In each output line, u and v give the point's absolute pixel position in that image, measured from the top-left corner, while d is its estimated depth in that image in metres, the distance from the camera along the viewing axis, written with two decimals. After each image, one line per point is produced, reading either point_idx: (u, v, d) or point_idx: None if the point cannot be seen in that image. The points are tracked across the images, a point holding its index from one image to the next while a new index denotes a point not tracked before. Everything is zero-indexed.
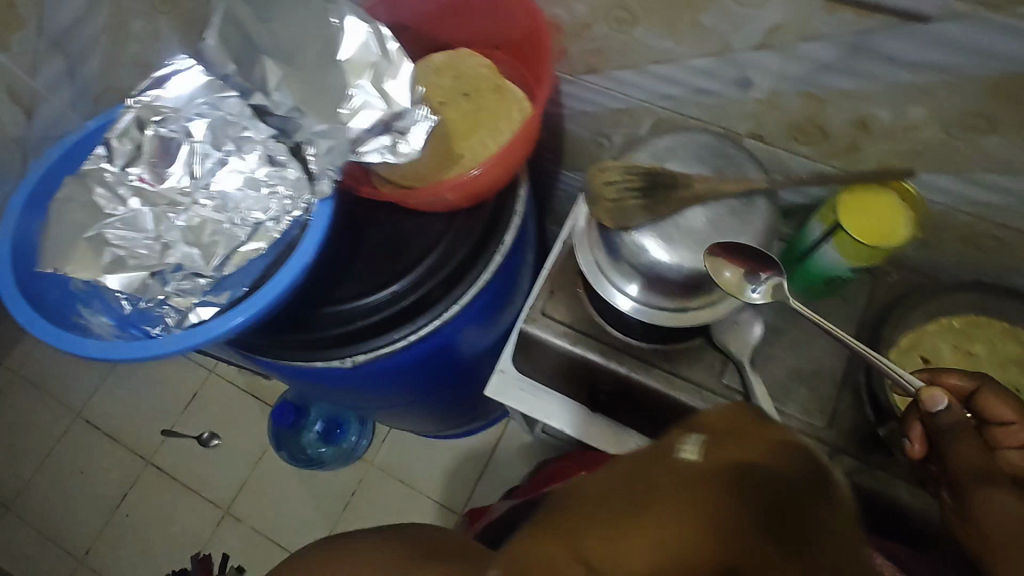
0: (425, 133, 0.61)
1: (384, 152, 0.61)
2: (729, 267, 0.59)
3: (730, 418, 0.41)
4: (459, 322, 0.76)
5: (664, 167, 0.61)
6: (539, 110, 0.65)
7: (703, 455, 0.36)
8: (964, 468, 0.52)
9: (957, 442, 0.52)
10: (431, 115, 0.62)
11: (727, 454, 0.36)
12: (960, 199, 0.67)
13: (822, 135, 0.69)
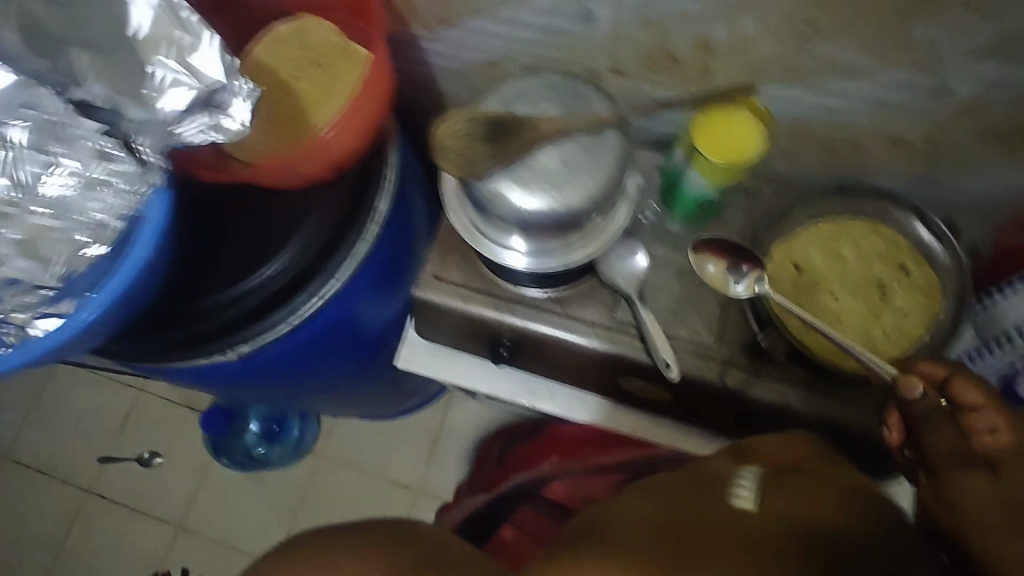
0: (247, 108, 0.57)
1: (207, 130, 0.58)
2: (711, 261, 0.72)
3: (805, 458, 0.59)
4: (346, 297, 0.75)
5: (510, 113, 0.60)
6: (377, 62, 0.66)
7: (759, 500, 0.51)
8: (942, 454, 0.49)
9: (931, 428, 0.51)
10: (253, 86, 0.58)
11: (792, 484, 0.53)
12: (810, 108, 0.69)
13: (672, 62, 0.69)
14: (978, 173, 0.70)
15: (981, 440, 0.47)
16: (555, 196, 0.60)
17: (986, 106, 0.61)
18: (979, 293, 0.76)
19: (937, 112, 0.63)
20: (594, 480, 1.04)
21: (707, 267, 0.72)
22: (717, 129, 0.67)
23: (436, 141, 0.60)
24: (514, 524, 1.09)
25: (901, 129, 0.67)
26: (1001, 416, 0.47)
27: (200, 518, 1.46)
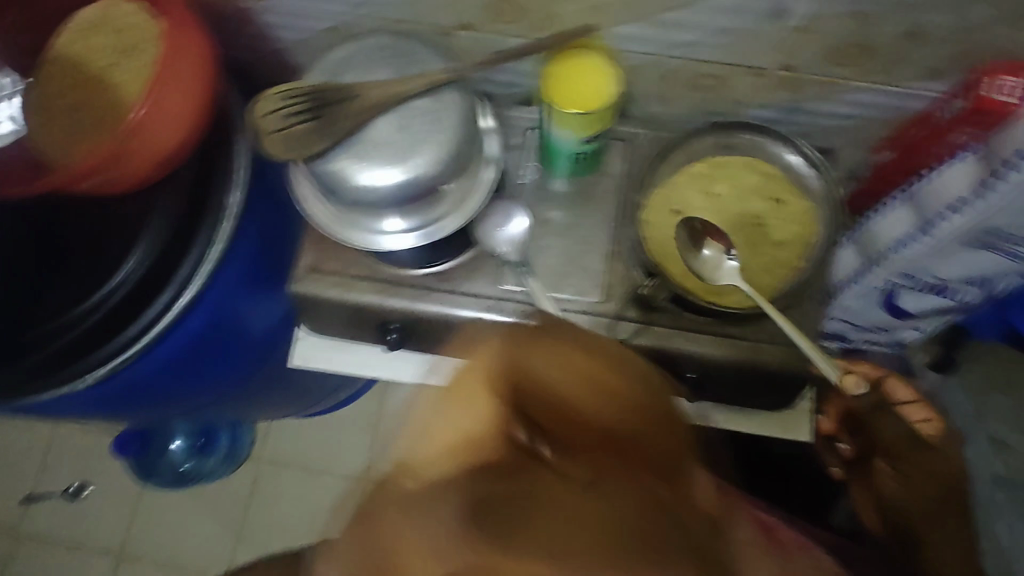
0: None
1: None
2: (708, 244, 0.71)
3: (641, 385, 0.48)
4: (211, 297, 0.71)
5: (335, 82, 0.55)
6: (176, 38, 0.59)
7: (607, 491, 0.38)
8: (894, 449, 0.64)
9: (881, 425, 0.65)
10: None
11: (599, 484, 0.39)
12: (665, 43, 0.66)
13: (517, 10, 0.65)
14: (839, 94, 0.69)
15: (918, 427, 0.68)
16: (396, 169, 0.55)
17: (827, 25, 0.59)
18: (866, 212, 0.78)
19: (775, 37, 0.61)
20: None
21: (702, 252, 0.71)
22: (570, 81, 0.63)
23: (257, 122, 0.56)
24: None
25: (755, 57, 0.65)
26: (930, 410, 0.68)
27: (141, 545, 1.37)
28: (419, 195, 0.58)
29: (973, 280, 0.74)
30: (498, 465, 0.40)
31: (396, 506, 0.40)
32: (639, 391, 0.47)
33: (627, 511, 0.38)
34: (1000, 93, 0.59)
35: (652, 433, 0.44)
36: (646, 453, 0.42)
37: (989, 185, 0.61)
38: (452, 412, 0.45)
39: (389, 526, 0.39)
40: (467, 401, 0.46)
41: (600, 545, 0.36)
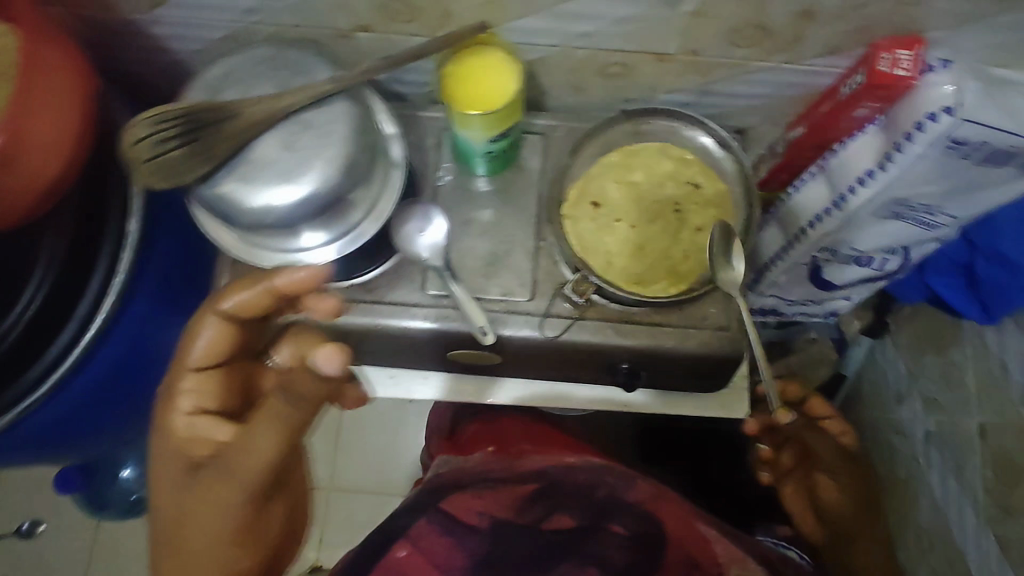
0: None
1: None
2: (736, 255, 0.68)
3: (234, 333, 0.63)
4: (123, 327, 0.69)
5: (213, 100, 0.52)
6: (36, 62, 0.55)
7: (219, 480, 0.60)
8: (826, 458, 0.74)
9: (813, 437, 0.75)
10: None
11: (217, 480, 0.60)
12: (566, 34, 0.64)
13: (411, 9, 0.63)
14: (746, 74, 0.69)
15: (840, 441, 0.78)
16: (287, 187, 0.53)
17: (721, 8, 0.59)
18: (786, 189, 0.79)
19: (671, 21, 0.60)
20: (497, 494, 0.73)
21: (734, 263, 0.68)
22: (467, 81, 0.62)
23: (126, 152, 0.50)
24: (408, 537, 0.69)
25: (657, 43, 0.65)
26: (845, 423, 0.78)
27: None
28: (317, 212, 0.55)
29: (891, 249, 0.75)
30: (194, 433, 0.63)
31: (194, 392, 0.63)
32: (271, 434, 0.58)
33: (217, 506, 0.60)
34: (895, 67, 0.60)
35: (274, 436, 0.58)
36: (232, 471, 0.60)
37: (896, 153, 0.63)
38: (204, 328, 0.62)
39: (177, 408, 0.63)
40: (209, 339, 0.62)
41: (193, 490, 0.61)
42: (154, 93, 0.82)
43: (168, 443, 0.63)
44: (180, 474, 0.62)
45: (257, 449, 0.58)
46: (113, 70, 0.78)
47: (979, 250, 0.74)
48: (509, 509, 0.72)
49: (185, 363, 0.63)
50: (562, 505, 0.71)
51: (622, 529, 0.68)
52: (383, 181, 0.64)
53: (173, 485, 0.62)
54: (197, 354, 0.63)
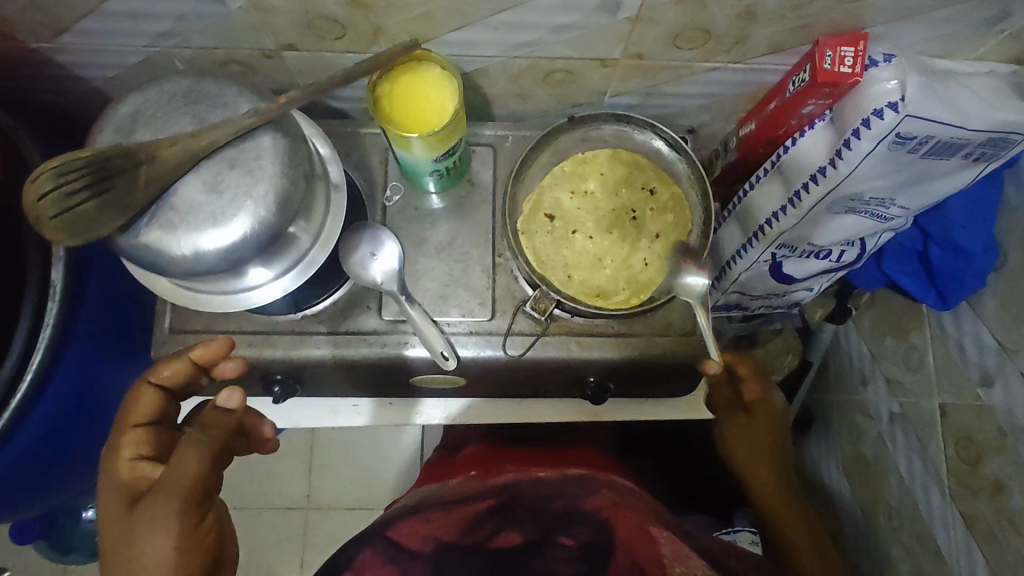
0: None
1: None
2: None
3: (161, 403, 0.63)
4: (59, 381, 0.65)
5: (124, 143, 0.48)
6: None
7: (154, 503, 0.53)
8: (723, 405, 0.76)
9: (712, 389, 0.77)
10: None
11: (153, 503, 0.53)
12: (506, 44, 0.61)
13: (338, 26, 0.59)
14: (694, 75, 0.68)
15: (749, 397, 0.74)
16: (219, 233, 0.49)
17: (662, 13, 0.56)
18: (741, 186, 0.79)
19: (614, 27, 0.58)
20: (448, 516, 0.67)
21: None
22: (407, 96, 0.59)
23: (26, 209, 0.45)
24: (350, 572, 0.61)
25: (601, 49, 0.62)
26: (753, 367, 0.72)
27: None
28: (255, 253, 0.52)
29: (847, 242, 0.76)
30: (137, 474, 0.58)
31: (133, 442, 0.59)
32: (193, 457, 0.55)
33: (150, 531, 0.52)
34: (840, 65, 0.59)
35: (193, 463, 0.55)
36: (167, 491, 0.53)
37: (844, 150, 0.62)
38: (137, 395, 0.62)
39: (118, 457, 0.58)
40: (136, 402, 0.61)
41: (127, 525, 0.53)
42: (76, 122, 0.76)
43: (107, 481, 0.57)
44: (117, 512, 0.55)
45: (183, 467, 0.55)
46: (26, 102, 0.72)
47: (931, 236, 0.75)
48: (460, 532, 0.65)
49: (126, 417, 0.60)
50: (514, 522, 0.65)
51: (575, 542, 0.62)
52: (326, 206, 0.61)
53: (111, 528, 0.54)
54: (132, 414, 0.61)
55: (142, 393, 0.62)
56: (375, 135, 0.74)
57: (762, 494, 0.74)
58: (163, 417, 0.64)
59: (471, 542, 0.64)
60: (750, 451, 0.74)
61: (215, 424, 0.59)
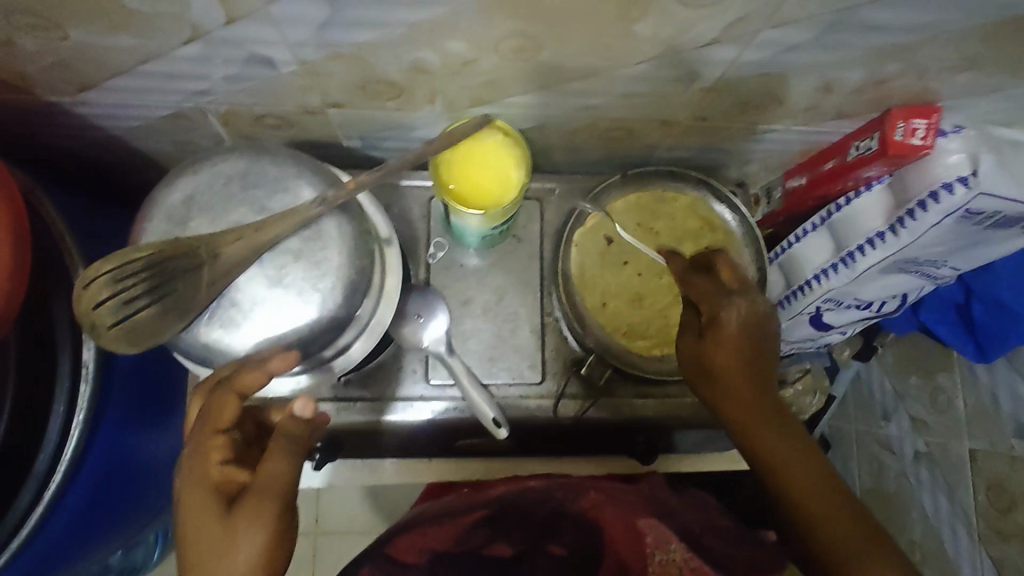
0: None
1: None
2: None
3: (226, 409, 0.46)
4: (93, 459, 0.59)
5: (180, 238, 0.44)
6: None
7: (253, 504, 0.42)
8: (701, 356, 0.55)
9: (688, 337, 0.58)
10: None
11: (251, 504, 0.42)
12: (566, 107, 0.59)
13: (394, 89, 0.55)
14: (753, 134, 0.66)
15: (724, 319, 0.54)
16: (280, 329, 0.46)
17: (739, 84, 0.54)
18: (782, 239, 0.79)
19: (685, 94, 0.56)
20: (443, 530, 0.62)
21: None
22: (454, 167, 0.56)
23: (82, 316, 0.42)
24: None
25: (665, 111, 0.60)
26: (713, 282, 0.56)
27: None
28: (315, 342, 0.49)
29: (890, 296, 0.75)
30: (227, 479, 0.45)
31: (221, 448, 0.46)
32: (286, 463, 0.44)
33: (247, 532, 0.42)
34: (910, 136, 0.58)
35: (291, 470, 0.44)
36: (266, 492, 0.43)
37: (907, 220, 0.61)
38: (216, 401, 0.46)
39: (202, 462, 0.45)
40: (218, 409, 0.45)
41: (223, 527, 0.42)
42: (87, 166, 0.70)
43: (190, 483, 0.45)
44: (208, 514, 0.43)
45: (278, 474, 0.43)
46: (31, 150, 0.66)
47: (975, 293, 0.77)
48: (454, 542, 0.62)
49: (209, 421, 0.46)
50: (507, 532, 0.63)
51: (563, 549, 0.63)
52: (383, 268, 0.57)
53: (198, 532, 0.43)
54: (213, 419, 0.46)
55: (225, 400, 0.45)
56: (416, 186, 0.71)
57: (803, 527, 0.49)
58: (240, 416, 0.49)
59: (462, 552, 0.62)
60: (765, 443, 0.52)
61: (301, 438, 0.45)
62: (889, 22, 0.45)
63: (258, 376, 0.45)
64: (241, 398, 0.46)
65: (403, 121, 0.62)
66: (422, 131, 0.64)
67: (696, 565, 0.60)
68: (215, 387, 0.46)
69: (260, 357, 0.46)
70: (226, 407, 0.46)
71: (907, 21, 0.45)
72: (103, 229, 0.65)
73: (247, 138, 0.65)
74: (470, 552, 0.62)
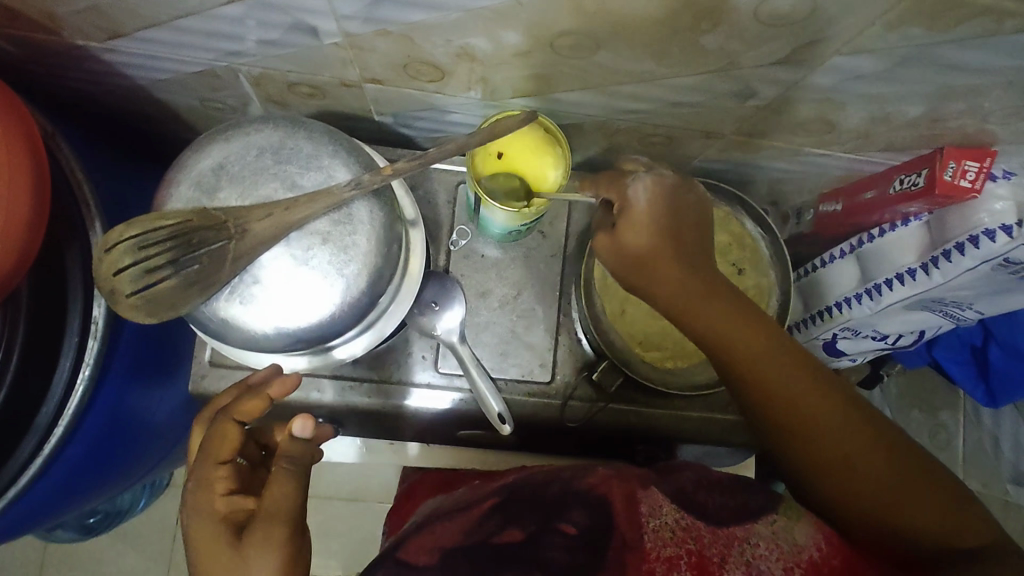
0: None
1: None
2: None
3: (226, 441, 0.50)
4: (92, 415, 0.58)
5: (207, 209, 0.42)
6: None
7: (264, 527, 0.44)
8: (647, 249, 0.48)
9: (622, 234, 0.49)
10: None
11: (262, 527, 0.44)
12: (612, 109, 0.57)
13: (437, 72, 0.53)
14: (795, 156, 0.64)
15: (644, 201, 0.49)
16: (303, 314, 0.45)
17: (794, 105, 0.52)
18: (807, 261, 0.78)
19: (738, 109, 0.54)
20: (452, 522, 0.51)
21: None
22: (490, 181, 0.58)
23: (102, 282, 0.40)
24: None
25: (712, 124, 0.58)
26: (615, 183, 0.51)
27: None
28: (330, 329, 0.48)
29: (907, 331, 0.73)
30: (234, 509, 0.47)
31: (224, 479, 0.48)
32: (291, 483, 0.46)
33: (261, 557, 0.43)
34: (960, 178, 0.56)
35: (295, 488, 0.46)
36: (277, 514, 0.45)
37: (942, 260, 0.60)
38: (217, 430, 0.50)
39: (208, 495, 0.47)
40: (221, 436, 0.49)
41: (235, 555, 0.44)
42: (108, 113, 0.68)
43: (198, 517, 0.46)
44: (218, 547, 0.44)
45: (284, 494, 0.46)
46: (52, 92, 0.64)
47: (995, 337, 0.74)
48: (466, 536, 0.49)
49: (210, 453, 0.49)
50: (517, 517, 0.49)
51: (575, 529, 0.46)
52: (408, 251, 0.55)
53: (210, 564, 0.44)
54: (215, 450, 0.49)
55: (226, 427, 0.50)
56: (447, 171, 0.69)
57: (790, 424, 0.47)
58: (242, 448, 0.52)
59: (472, 544, 0.47)
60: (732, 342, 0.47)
61: (302, 457, 0.48)
62: (962, 61, 0.43)
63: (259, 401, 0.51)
64: (242, 423, 0.51)
65: (441, 105, 0.60)
66: (458, 115, 0.62)
67: (689, 524, 0.45)
68: (219, 418, 0.50)
69: (262, 384, 0.52)
70: (223, 437, 0.50)
71: (982, 62, 0.43)
72: (122, 181, 0.63)
73: (276, 102, 0.63)
74: (476, 543, 0.47)
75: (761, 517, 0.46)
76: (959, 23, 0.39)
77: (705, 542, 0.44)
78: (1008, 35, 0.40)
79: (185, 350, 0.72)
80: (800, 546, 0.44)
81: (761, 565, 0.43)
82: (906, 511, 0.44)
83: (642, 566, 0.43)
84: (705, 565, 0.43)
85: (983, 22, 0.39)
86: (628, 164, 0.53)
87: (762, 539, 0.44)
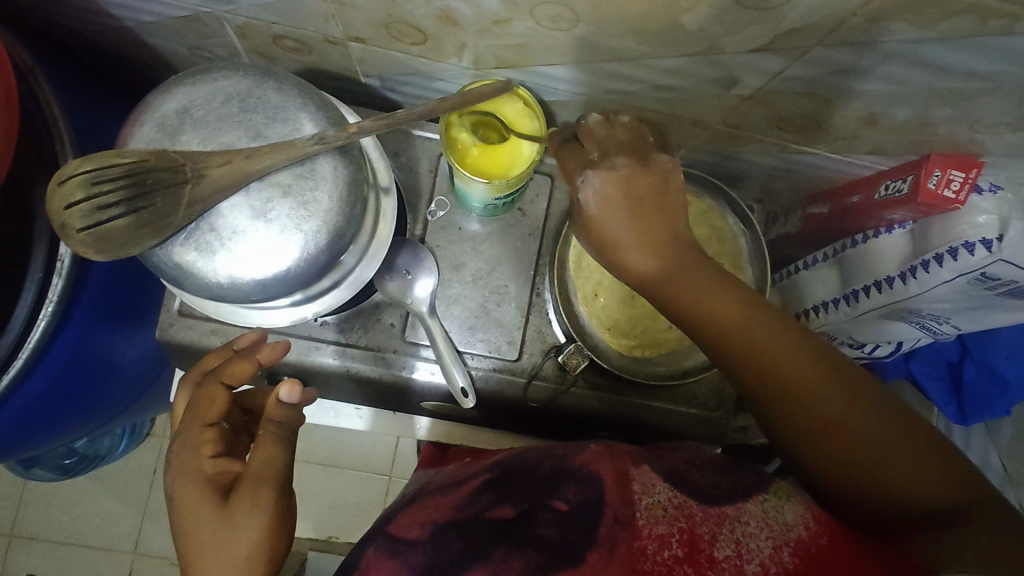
0: None
1: None
2: None
3: (215, 404, 0.51)
4: (55, 354, 0.59)
5: (163, 152, 0.42)
6: None
7: (251, 488, 0.45)
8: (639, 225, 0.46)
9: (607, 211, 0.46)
10: None
11: (250, 489, 0.45)
12: (597, 88, 0.56)
13: (419, 34, 0.52)
14: (784, 152, 0.63)
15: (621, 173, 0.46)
16: (278, 246, 0.44)
17: (779, 98, 0.51)
18: (791, 261, 0.76)
19: (722, 98, 0.53)
20: (446, 498, 0.51)
21: None
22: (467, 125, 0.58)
23: (54, 215, 0.42)
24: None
25: (698, 112, 0.57)
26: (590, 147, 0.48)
27: (34, 523, 1.16)
28: (295, 280, 0.47)
29: (884, 342, 0.72)
30: (219, 470, 0.47)
31: (211, 441, 0.49)
32: (278, 445, 0.48)
33: (247, 517, 0.44)
34: (944, 187, 0.54)
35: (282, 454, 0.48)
36: (263, 478, 0.46)
37: (920, 270, 0.58)
38: (206, 393, 0.51)
39: (195, 455, 0.47)
40: (208, 398, 0.51)
41: (221, 513, 0.44)
42: (101, 54, 0.68)
43: (184, 476, 0.46)
44: (205, 505, 0.45)
45: (271, 456, 0.47)
46: (42, 27, 0.63)
47: (970, 354, 0.73)
48: (455, 511, 0.48)
49: (199, 415, 0.50)
50: (510, 495, 0.49)
51: (568, 504, 0.45)
52: (377, 215, 0.55)
53: (195, 521, 0.45)
54: (203, 412, 0.50)
55: (215, 390, 0.51)
56: (429, 140, 0.69)
57: (780, 410, 0.45)
58: (228, 410, 0.53)
59: (464, 519, 0.47)
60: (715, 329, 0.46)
61: (290, 420, 0.50)
62: (948, 62, 0.42)
63: (246, 366, 0.52)
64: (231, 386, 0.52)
65: (427, 70, 0.59)
66: (442, 82, 0.61)
67: (682, 502, 0.44)
68: (207, 380, 0.52)
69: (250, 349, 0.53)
70: (208, 401, 0.51)
71: (969, 65, 0.42)
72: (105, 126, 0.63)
73: (265, 55, 0.62)
74: (470, 518, 0.47)
75: (751, 496, 0.45)
76: (942, 19, 0.38)
77: (696, 519, 0.42)
78: (992, 36, 0.38)
79: (155, 297, 0.72)
80: (789, 525, 0.42)
81: (752, 542, 0.40)
82: (891, 483, 0.41)
83: (635, 543, 0.42)
84: (696, 542, 0.41)
85: (969, 19, 0.37)
86: (588, 136, 0.48)
87: (752, 518, 0.42)
